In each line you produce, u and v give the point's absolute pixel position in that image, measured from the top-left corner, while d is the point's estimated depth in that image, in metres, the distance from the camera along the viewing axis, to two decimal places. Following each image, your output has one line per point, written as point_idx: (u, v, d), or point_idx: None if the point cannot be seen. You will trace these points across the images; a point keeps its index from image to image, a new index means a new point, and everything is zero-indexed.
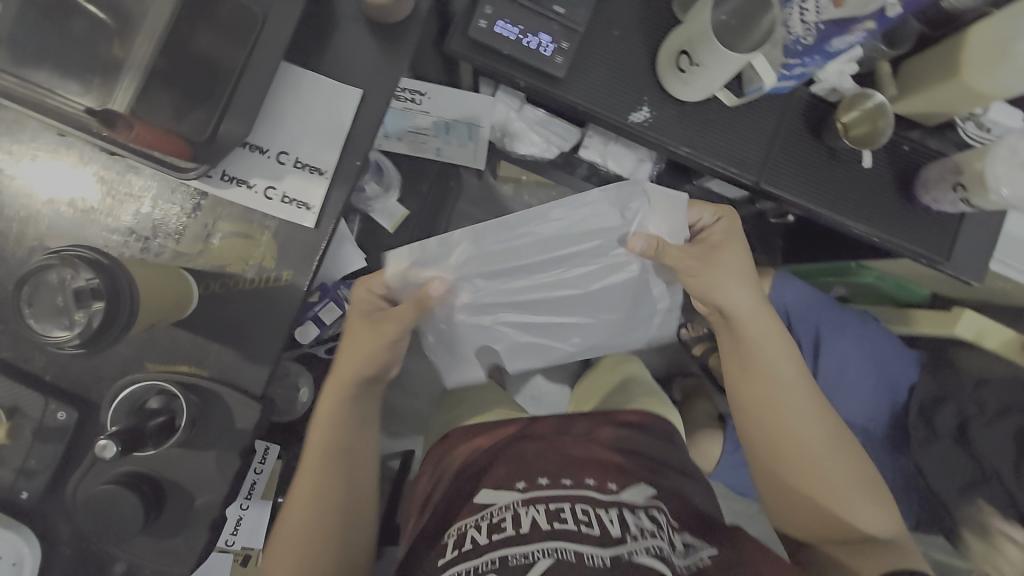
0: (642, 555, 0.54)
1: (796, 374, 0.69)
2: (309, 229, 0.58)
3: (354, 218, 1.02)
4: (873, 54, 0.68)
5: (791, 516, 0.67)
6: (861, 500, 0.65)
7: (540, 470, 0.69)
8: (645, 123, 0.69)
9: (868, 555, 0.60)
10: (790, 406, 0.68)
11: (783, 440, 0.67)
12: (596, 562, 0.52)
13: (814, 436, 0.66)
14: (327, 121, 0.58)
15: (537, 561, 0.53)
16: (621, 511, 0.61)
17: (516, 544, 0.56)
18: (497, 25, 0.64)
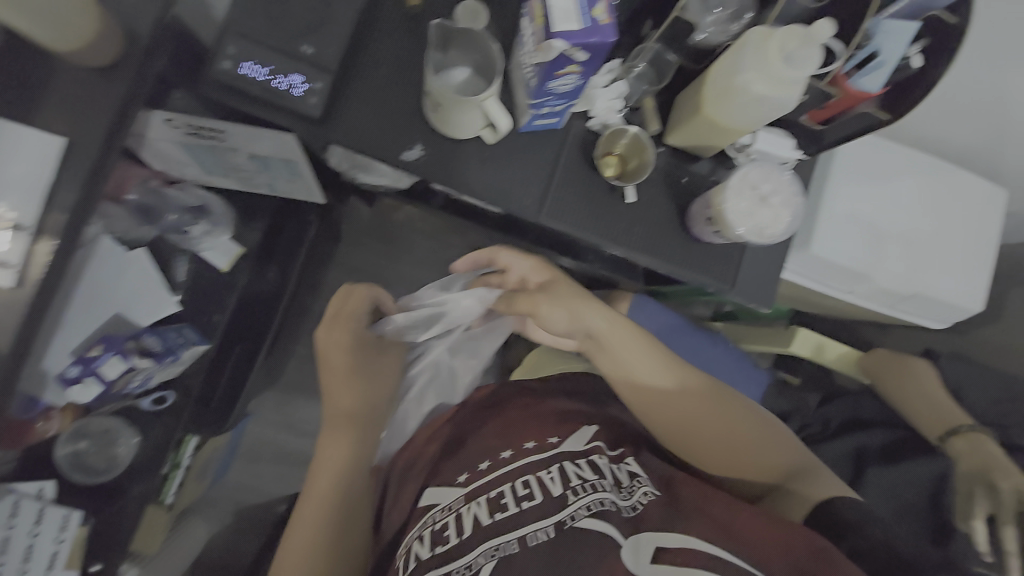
0: (583, 515, 0.57)
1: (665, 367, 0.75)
2: (10, 290, 0.54)
3: (180, 261, 0.97)
4: (637, 90, 0.69)
5: (708, 464, 0.72)
6: (750, 436, 0.72)
7: (477, 457, 0.71)
8: (415, 161, 0.67)
9: (797, 500, 0.63)
10: (669, 396, 0.75)
11: (671, 422, 0.74)
12: (539, 537, 0.57)
13: (685, 391, 0.75)
14: (25, 172, 0.54)
15: (483, 565, 0.56)
16: (562, 468, 0.65)
17: (460, 555, 0.58)
18: (243, 66, 0.62)
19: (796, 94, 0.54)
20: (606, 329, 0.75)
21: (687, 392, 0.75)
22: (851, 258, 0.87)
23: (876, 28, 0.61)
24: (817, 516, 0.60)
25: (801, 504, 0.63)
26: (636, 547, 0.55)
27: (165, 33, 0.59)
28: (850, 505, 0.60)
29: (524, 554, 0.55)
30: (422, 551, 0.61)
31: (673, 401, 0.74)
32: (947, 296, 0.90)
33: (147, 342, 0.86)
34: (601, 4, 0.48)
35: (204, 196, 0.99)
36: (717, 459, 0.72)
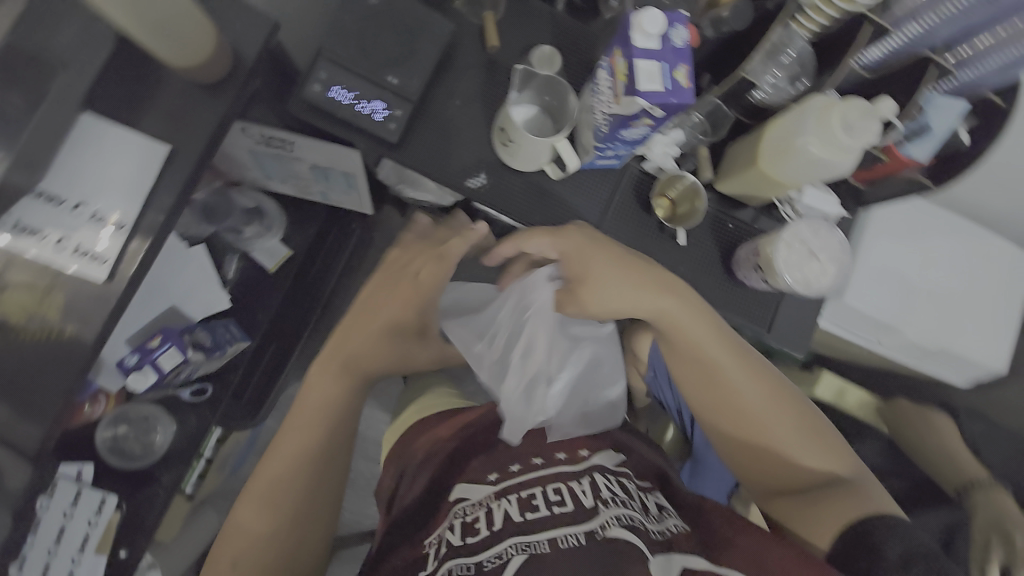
0: (614, 525, 0.56)
1: (744, 364, 0.66)
2: (101, 283, 0.58)
3: (231, 258, 1.01)
4: (693, 140, 0.73)
5: (744, 463, 0.68)
6: (806, 445, 0.65)
7: (509, 458, 0.71)
8: (481, 188, 0.71)
9: (824, 513, 0.60)
10: (737, 390, 0.66)
11: (731, 410, 0.67)
12: (570, 540, 0.55)
13: (755, 399, 0.66)
14: (132, 175, 0.58)
15: (513, 557, 0.54)
16: (593, 481, 0.64)
17: (488, 546, 0.57)
18: (332, 90, 0.67)
19: (851, 159, 0.58)
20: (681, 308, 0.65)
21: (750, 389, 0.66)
22: (886, 313, 0.90)
23: (929, 100, 0.64)
24: (837, 534, 0.57)
25: (828, 519, 0.59)
26: (660, 561, 0.52)
27: (266, 54, 0.64)
28: (880, 526, 0.55)
29: (554, 555, 0.53)
30: (450, 535, 0.61)
31: (740, 396, 0.66)
32: (975, 356, 0.93)
33: (200, 334, 0.93)
34: (682, 68, 0.52)
35: (261, 199, 1.04)
36: (763, 457, 0.66)
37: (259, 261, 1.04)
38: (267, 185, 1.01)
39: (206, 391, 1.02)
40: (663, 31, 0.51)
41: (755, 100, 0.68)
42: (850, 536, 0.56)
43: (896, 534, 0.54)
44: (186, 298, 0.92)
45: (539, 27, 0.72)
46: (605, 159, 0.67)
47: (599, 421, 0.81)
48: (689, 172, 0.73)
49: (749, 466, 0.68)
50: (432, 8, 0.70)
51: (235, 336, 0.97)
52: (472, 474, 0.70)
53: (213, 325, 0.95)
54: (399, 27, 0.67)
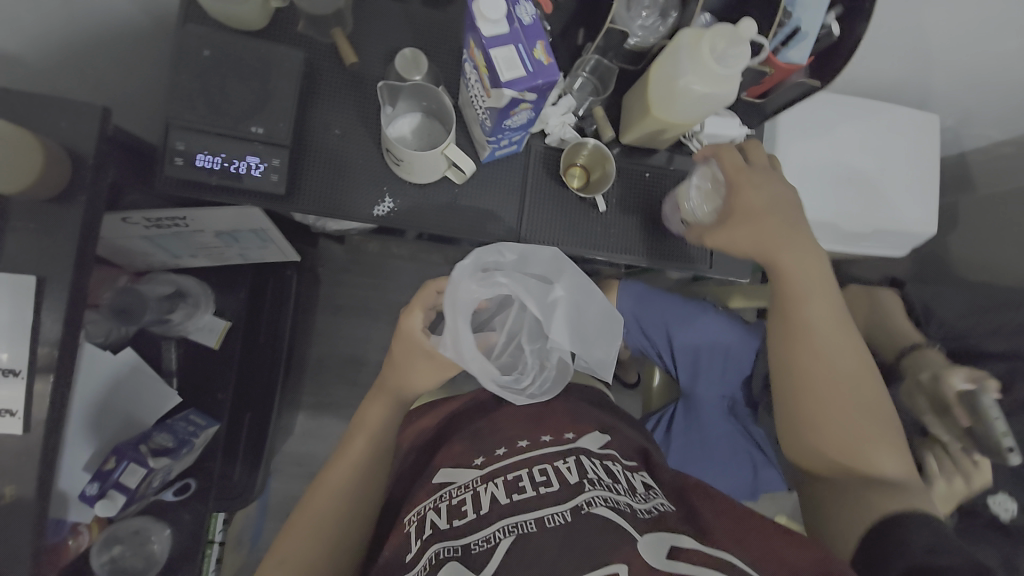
0: (600, 506, 0.51)
1: (839, 329, 0.63)
2: (20, 435, 0.54)
3: (169, 347, 0.97)
4: (586, 100, 0.71)
5: (809, 446, 0.63)
6: (882, 449, 0.60)
7: (495, 442, 0.65)
8: (389, 213, 0.68)
9: (858, 504, 0.58)
10: (827, 359, 0.61)
11: (811, 380, 0.61)
12: (556, 520, 0.50)
13: (847, 371, 0.61)
14: (11, 316, 0.53)
15: (500, 543, 0.49)
16: (580, 460, 0.59)
17: (474, 530, 0.52)
18: (197, 159, 0.62)
19: (735, 86, 0.57)
20: (811, 266, 0.64)
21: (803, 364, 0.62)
22: (815, 211, 0.93)
23: (791, 3, 0.65)
24: (865, 531, 0.56)
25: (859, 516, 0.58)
26: (652, 542, 0.48)
27: (109, 143, 0.58)
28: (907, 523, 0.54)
29: (542, 536, 0.49)
30: (438, 521, 0.55)
31: (821, 365, 0.62)
32: (904, 224, 0.97)
33: (161, 437, 0.86)
34: (540, 44, 0.49)
35: (179, 280, 0.98)
36: (831, 443, 0.61)
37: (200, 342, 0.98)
38: (179, 264, 0.95)
39: (191, 486, 0.99)
40: (508, 12, 0.48)
41: (631, 46, 0.66)
42: (876, 539, 0.55)
43: (928, 531, 0.53)
44: (135, 407, 0.88)
45: (394, 28, 0.68)
46: (501, 149, 0.65)
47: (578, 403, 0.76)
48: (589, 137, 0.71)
49: (813, 451, 0.62)
50: (274, 40, 0.64)
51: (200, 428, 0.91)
52: (453, 452, 0.66)
53: (170, 425, 0.88)
54: (244, 72, 0.62)
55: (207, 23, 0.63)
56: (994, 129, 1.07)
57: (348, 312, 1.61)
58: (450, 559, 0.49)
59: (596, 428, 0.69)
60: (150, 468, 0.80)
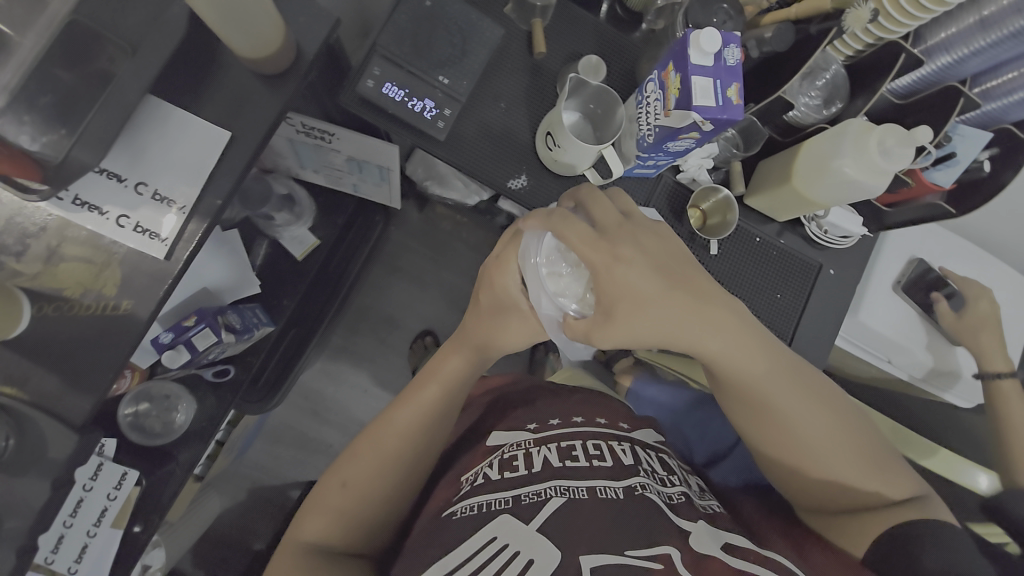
0: (653, 494, 0.65)
1: (788, 391, 0.61)
2: (158, 260, 0.59)
3: (260, 244, 1.04)
4: (728, 153, 0.76)
5: (797, 492, 0.65)
6: (861, 475, 0.61)
7: (549, 414, 0.83)
8: (520, 191, 0.73)
9: (871, 527, 0.57)
10: (791, 431, 0.61)
11: (786, 443, 0.62)
12: (608, 493, 0.65)
13: (812, 433, 0.61)
14: (194, 158, 0.60)
15: (552, 498, 0.64)
16: (634, 448, 0.75)
17: (530, 483, 0.67)
18: (384, 86, 0.69)
19: (885, 180, 0.61)
20: (746, 350, 0.59)
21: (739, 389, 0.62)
22: (899, 332, 0.94)
23: (952, 130, 0.69)
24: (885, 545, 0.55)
25: (866, 527, 0.58)
26: (709, 536, 0.60)
27: (323, 48, 0.66)
28: (924, 539, 0.52)
29: (591, 500, 0.64)
30: (494, 472, 0.71)
31: (789, 440, 0.62)
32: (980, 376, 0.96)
33: (231, 316, 0.91)
34: (734, 86, 0.54)
35: (293, 187, 1.05)
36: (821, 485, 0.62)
37: (286, 248, 1.06)
38: (299, 174, 1.02)
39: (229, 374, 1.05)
40: (718, 50, 0.53)
41: (790, 118, 0.70)
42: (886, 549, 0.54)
43: (943, 548, 0.51)
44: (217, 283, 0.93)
45: (583, 36, 0.75)
46: (643, 168, 0.70)
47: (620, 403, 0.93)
48: (724, 186, 0.75)
49: (808, 492, 0.64)
50: (482, 12, 0.72)
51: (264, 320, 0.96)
52: (512, 422, 0.83)
53: (241, 309, 0.93)
54: (451, 29, 0.69)
55: None
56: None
57: (403, 276, 1.67)
58: (505, 509, 0.64)
59: (649, 427, 0.85)
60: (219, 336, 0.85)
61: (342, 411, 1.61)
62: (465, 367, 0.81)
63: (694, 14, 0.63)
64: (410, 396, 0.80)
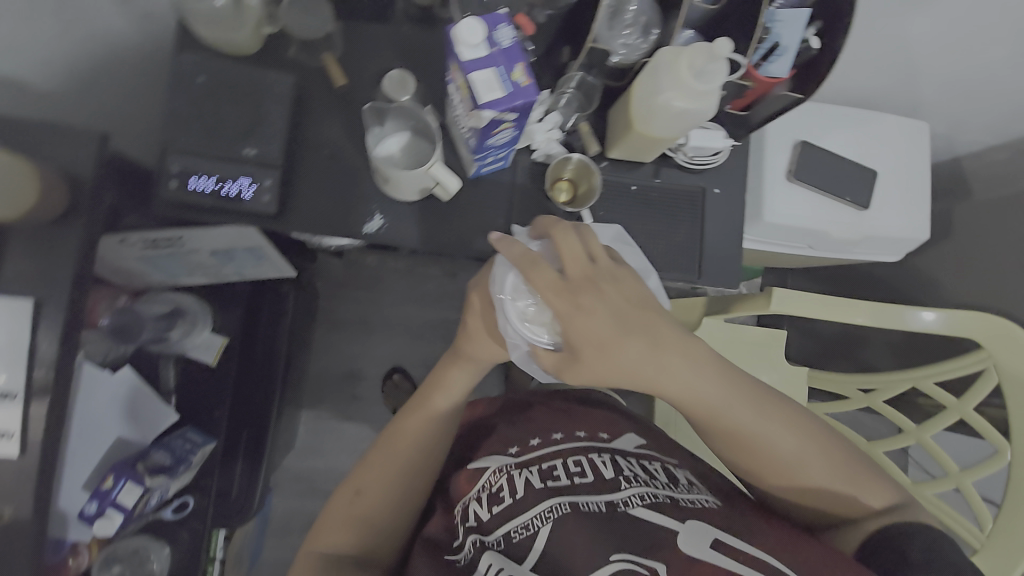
0: (636, 505, 0.65)
1: (756, 407, 0.60)
2: (15, 458, 0.54)
3: (167, 366, 0.97)
4: (573, 116, 0.73)
5: (781, 499, 0.65)
6: (844, 484, 0.61)
7: (526, 434, 0.81)
8: (379, 232, 0.69)
9: (857, 531, 0.60)
10: (770, 446, 0.61)
11: (763, 461, 0.61)
12: (591, 507, 0.66)
13: (791, 446, 0.61)
14: (6, 339, 0.54)
15: (539, 528, 0.65)
16: (614, 458, 0.74)
17: (516, 514, 0.68)
18: (191, 181, 0.63)
19: (713, 102, 0.58)
20: (710, 381, 0.58)
21: (726, 416, 0.60)
22: (808, 219, 0.93)
23: (771, 18, 0.66)
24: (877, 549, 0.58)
25: (855, 535, 0.60)
26: (697, 532, 0.60)
27: (106, 167, 0.59)
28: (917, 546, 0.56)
29: (574, 517, 0.65)
30: (482, 507, 0.71)
31: (769, 454, 0.61)
32: (897, 232, 0.97)
33: (157, 455, 0.87)
34: (520, 66, 0.50)
35: (181, 299, 1.00)
36: (805, 493, 0.63)
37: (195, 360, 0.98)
38: (176, 282, 0.96)
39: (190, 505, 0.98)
40: (487, 37, 0.49)
41: (613, 62, 0.67)
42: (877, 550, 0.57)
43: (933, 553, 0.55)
44: (130, 426, 0.88)
45: (385, 51, 0.69)
46: (487, 164, 0.66)
47: (618, 410, 0.91)
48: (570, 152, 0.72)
49: (793, 501, 0.64)
50: (266, 64, 0.66)
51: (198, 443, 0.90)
52: (493, 445, 0.82)
53: (166, 442, 0.89)
54: (237, 94, 0.63)
55: (203, 49, 0.64)
56: (984, 135, 1.08)
57: (346, 326, 1.64)
58: (495, 547, 0.66)
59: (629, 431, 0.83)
60: (145, 486, 0.81)
61: (337, 476, 1.59)
62: (468, 377, 0.80)
63: None
64: (416, 408, 0.81)
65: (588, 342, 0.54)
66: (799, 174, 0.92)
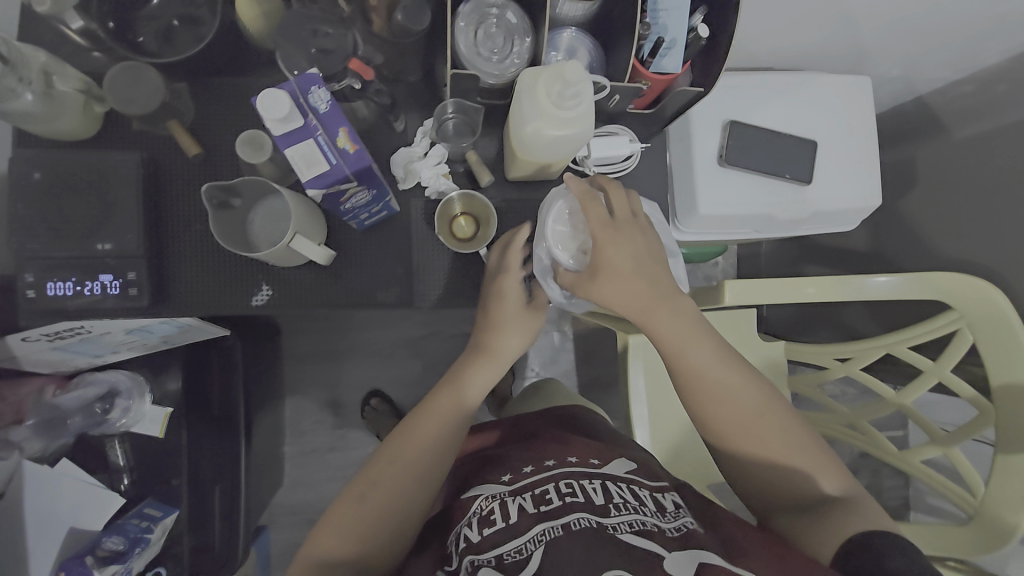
0: (626, 532, 0.53)
1: (721, 359, 0.59)
2: None
3: (112, 445, 0.90)
4: (459, 145, 0.67)
5: (740, 473, 0.60)
6: (805, 463, 0.57)
7: (520, 460, 0.67)
8: (269, 304, 0.64)
9: (826, 526, 0.54)
10: (730, 397, 0.59)
11: (735, 412, 0.58)
12: (582, 524, 0.54)
13: (750, 401, 0.58)
14: None
15: (532, 553, 0.53)
16: (605, 483, 0.61)
17: (507, 539, 0.55)
18: (48, 288, 0.58)
19: (583, 127, 0.53)
20: (694, 329, 0.59)
21: (711, 361, 0.59)
22: (747, 205, 0.87)
23: (654, 9, 0.61)
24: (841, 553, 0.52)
25: (829, 533, 0.53)
26: (679, 561, 0.50)
27: None
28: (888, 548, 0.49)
29: (569, 542, 0.52)
30: (468, 530, 0.58)
31: (730, 406, 0.58)
32: (844, 203, 0.89)
33: (109, 542, 0.83)
34: (345, 130, 0.45)
35: (118, 378, 0.94)
36: (765, 467, 0.58)
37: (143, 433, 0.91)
38: (101, 359, 0.90)
39: None
40: (297, 105, 0.43)
41: (484, 84, 0.60)
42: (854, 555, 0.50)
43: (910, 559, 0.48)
44: (80, 516, 0.86)
45: (241, 110, 0.64)
46: (366, 217, 0.60)
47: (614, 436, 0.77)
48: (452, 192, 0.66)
49: (754, 476, 0.59)
50: (113, 147, 0.61)
51: (153, 521, 0.86)
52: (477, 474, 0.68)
53: (118, 526, 0.85)
54: (81, 186, 0.58)
55: (39, 142, 0.60)
56: (947, 71, 0.93)
57: None
58: (485, 567, 0.52)
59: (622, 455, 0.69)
60: None
61: None
62: (484, 381, 0.64)
63: (293, 48, 0.52)
64: (427, 408, 0.62)
65: (609, 260, 0.57)
66: (731, 158, 0.85)
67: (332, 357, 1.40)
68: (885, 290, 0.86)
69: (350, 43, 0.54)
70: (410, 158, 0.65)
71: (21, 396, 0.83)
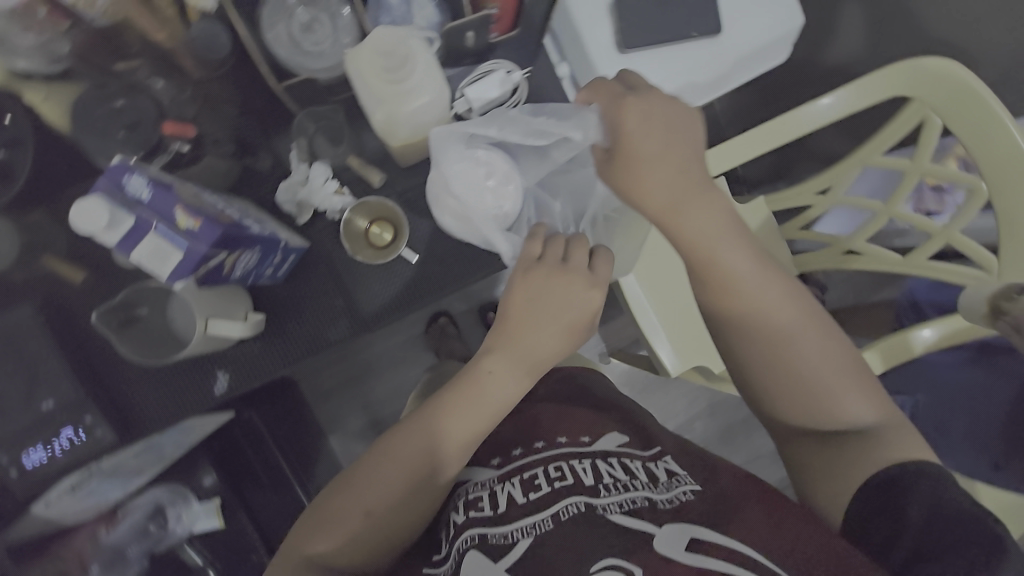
0: (616, 512, 0.49)
1: (755, 260, 0.50)
2: None
3: (185, 552, 0.89)
4: (337, 153, 0.62)
5: (774, 399, 0.53)
6: (843, 389, 0.50)
7: (512, 438, 0.63)
8: (230, 388, 0.63)
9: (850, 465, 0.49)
10: (762, 312, 0.50)
11: (747, 322, 0.50)
12: (570, 510, 0.50)
13: (791, 315, 0.50)
14: None
15: (519, 540, 0.49)
16: (594, 462, 0.55)
17: (494, 522, 0.51)
18: (24, 461, 0.57)
19: (431, 92, 0.50)
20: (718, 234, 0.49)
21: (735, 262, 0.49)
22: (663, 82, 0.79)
23: None
24: (865, 490, 0.47)
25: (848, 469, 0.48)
26: (668, 540, 0.46)
27: None
28: (913, 476, 0.46)
29: (559, 532, 0.48)
30: (456, 517, 0.55)
31: (751, 306, 0.50)
32: (765, 36, 0.81)
33: None
34: (182, 207, 0.41)
35: (156, 495, 0.91)
36: (800, 383, 0.50)
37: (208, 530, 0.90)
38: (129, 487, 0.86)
39: None
40: (114, 206, 0.40)
41: (321, 83, 0.55)
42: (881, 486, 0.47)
43: (939, 487, 0.46)
44: None
45: None
46: (266, 275, 0.56)
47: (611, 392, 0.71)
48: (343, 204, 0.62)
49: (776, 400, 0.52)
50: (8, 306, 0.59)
51: None
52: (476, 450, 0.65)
53: None
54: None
55: None
56: None
57: None
58: (470, 548, 0.49)
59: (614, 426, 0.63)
60: None
61: None
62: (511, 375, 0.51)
63: None
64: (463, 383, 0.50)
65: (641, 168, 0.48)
66: (628, 40, 0.76)
67: (353, 385, 1.40)
68: (833, 110, 0.78)
69: (156, 106, 0.54)
70: (293, 189, 0.61)
71: (76, 549, 0.82)
